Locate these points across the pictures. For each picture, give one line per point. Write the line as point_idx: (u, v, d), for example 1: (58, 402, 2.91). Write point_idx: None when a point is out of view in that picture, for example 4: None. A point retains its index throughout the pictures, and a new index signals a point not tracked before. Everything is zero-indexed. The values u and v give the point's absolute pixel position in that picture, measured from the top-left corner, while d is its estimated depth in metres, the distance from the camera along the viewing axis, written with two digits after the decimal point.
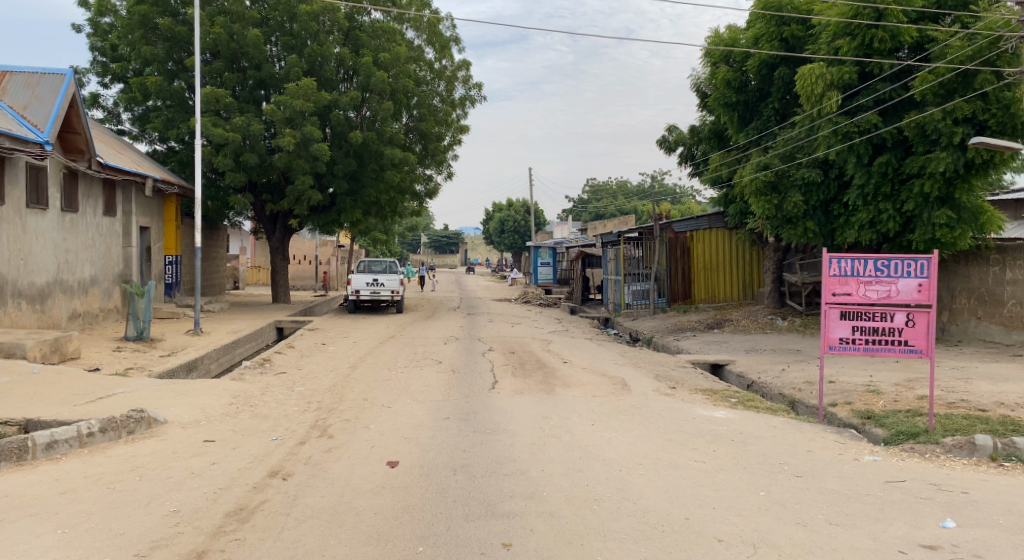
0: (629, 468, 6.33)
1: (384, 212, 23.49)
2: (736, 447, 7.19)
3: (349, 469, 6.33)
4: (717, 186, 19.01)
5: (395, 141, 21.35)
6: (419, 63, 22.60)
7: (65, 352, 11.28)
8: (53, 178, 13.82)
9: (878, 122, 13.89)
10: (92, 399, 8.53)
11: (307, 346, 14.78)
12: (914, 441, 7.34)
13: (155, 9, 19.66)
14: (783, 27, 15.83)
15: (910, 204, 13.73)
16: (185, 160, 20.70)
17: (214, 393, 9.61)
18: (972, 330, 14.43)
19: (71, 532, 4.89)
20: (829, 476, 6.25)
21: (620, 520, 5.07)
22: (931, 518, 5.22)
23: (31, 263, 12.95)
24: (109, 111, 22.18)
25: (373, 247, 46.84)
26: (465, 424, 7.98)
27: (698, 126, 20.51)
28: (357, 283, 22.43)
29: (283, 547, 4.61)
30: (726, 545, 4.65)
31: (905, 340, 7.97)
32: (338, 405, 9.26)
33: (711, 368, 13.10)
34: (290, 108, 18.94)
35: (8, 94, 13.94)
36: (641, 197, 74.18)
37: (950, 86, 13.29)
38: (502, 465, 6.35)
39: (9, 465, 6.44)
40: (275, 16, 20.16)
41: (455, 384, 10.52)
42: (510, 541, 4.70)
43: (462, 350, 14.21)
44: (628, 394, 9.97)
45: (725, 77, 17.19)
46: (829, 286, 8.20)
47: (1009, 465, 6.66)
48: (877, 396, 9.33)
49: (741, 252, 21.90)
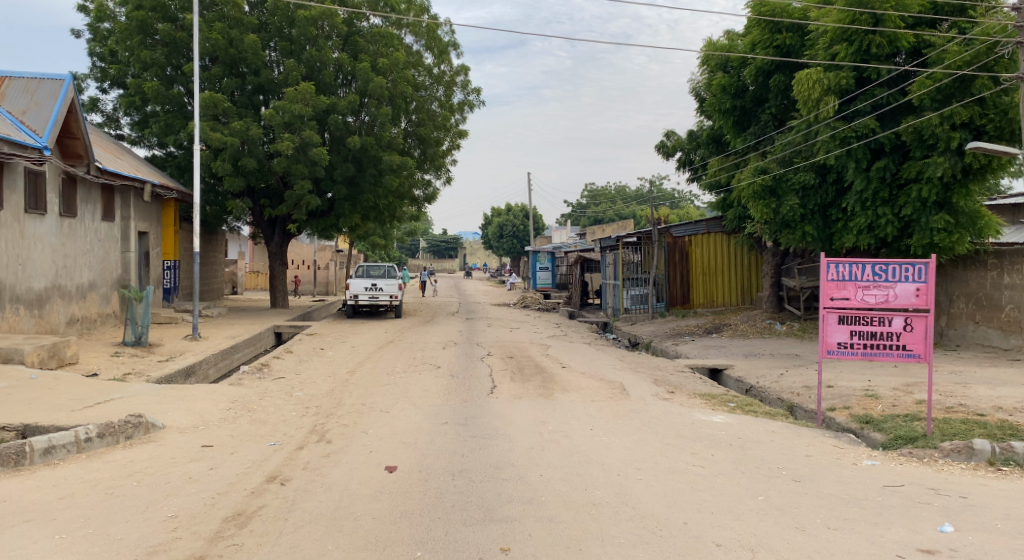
0: (627, 473, 6.33)
1: (384, 217, 23.57)
2: (734, 451, 7.19)
3: (348, 474, 6.33)
4: (715, 192, 19.01)
5: (394, 146, 21.34)
6: (418, 68, 22.69)
7: (64, 358, 11.29)
8: (53, 183, 13.86)
9: (876, 127, 13.94)
10: (90, 404, 8.53)
11: (306, 351, 14.78)
12: (912, 445, 7.36)
13: (154, 14, 19.71)
14: (776, 34, 15.94)
15: (908, 209, 13.75)
16: (183, 165, 20.80)
17: (213, 398, 9.61)
18: (970, 334, 14.44)
19: (69, 537, 4.88)
20: (828, 480, 6.25)
21: (619, 525, 5.06)
22: (929, 522, 5.22)
23: (30, 268, 12.98)
24: (109, 116, 22.23)
25: (372, 252, 46.78)
26: (464, 429, 7.97)
27: (697, 132, 20.57)
28: (356, 288, 22.44)
29: (281, 552, 4.62)
30: (725, 550, 4.66)
31: (903, 344, 7.99)
32: (337, 410, 9.26)
33: (710, 372, 13.10)
34: (289, 112, 18.94)
35: (7, 99, 13.97)
36: (640, 201, 74.26)
37: (947, 92, 13.41)
38: (500, 470, 6.36)
39: (6, 470, 6.43)
40: (274, 21, 20.13)
41: (454, 389, 10.53)
42: (509, 545, 4.70)
43: (461, 355, 14.21)
44: (627, 399, 9.97)
45: (722, 83, 17.28)
46: (827, 290, 8.26)
47: (1008, 469, 6.67)
48: (876, 400, 9.35)
49: (739, 254, 21.98)
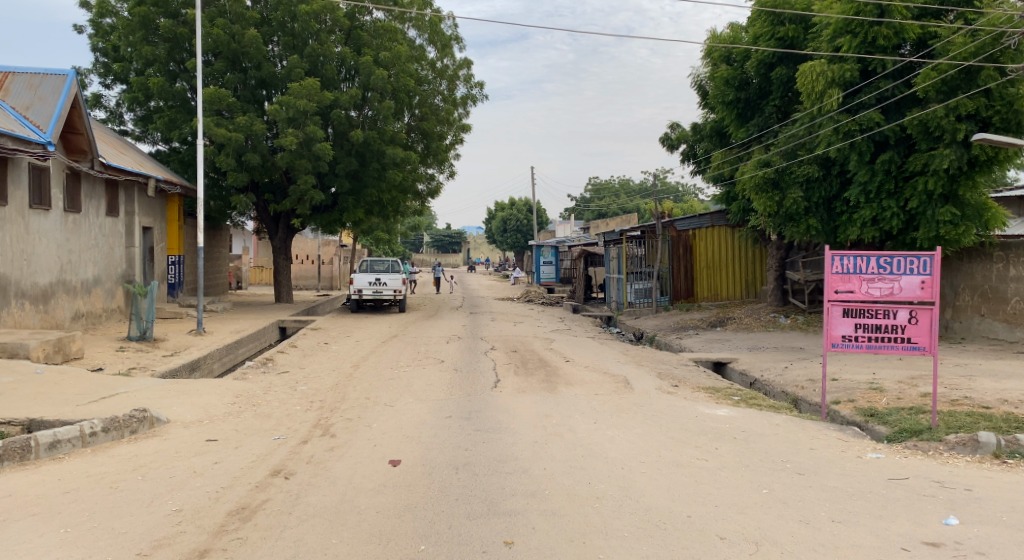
0: (631, 466, 6.33)
1: (386, 212, 23.48)
2: (738, 445, 7.18)
3: (351, 467, 6.37)
4: (718, 184, 18.96)
5: (397, 141, 21.31)
6: (420, 62, 22.56)
7: (68, 352, 11.32)
8: (57, 179, 13.84)
9: (881, 120, 13.82)
10: (95, 399, 8.57)
11: (309, 345, 14.81)
12: (916, 438, 7.32)
13: (155, 10, 19.66)
14: (779, 26, 16.00)
15: (913, 201, 13.69)
16: (186, 160, 20.86)
17: (217, 392, 9.63)
18: (975, 327, 14.35)
19: (74, 531, 4.90)
20: (832, 474, 6.23)
21: (622, 517, 5.07)
22: (934, 515, 5.21)
23: (35, 264, 13.00)
24: (112, 111, 22.30)
25: (375, 247, 46.65)
26: (468, 423, 7.99)
27: (699, 124, 20.46)
28: (359, 283, 22.37)
29: (284, 547, 4.61)
30: (728, 543, 4.65)
31: (907, 337, 7.95)
32: (340, 404, 9.27)
33: (714, 367, 13.01)
34: (293, 107, 18.86)
35: (9, 95, 14.01)
36: (642, 194, 74.14)
37: (952, 83, 13.22)
38: (504, 463, 6.35)
39: (11, 465, 6.45)
40: (277, 16, 20.16)
41: (458, 384, 10.49)
42: (512, 538, 4.71)
43: (463, 350, 14.20)
44: (631, 392, 9.96)
45: (724, 76, 17.28)
46: (831, 283, 8.16)
47: (1013, 461, 6.63)
48: (881, 393, 9.31)
49: (745, 248, 21.85)
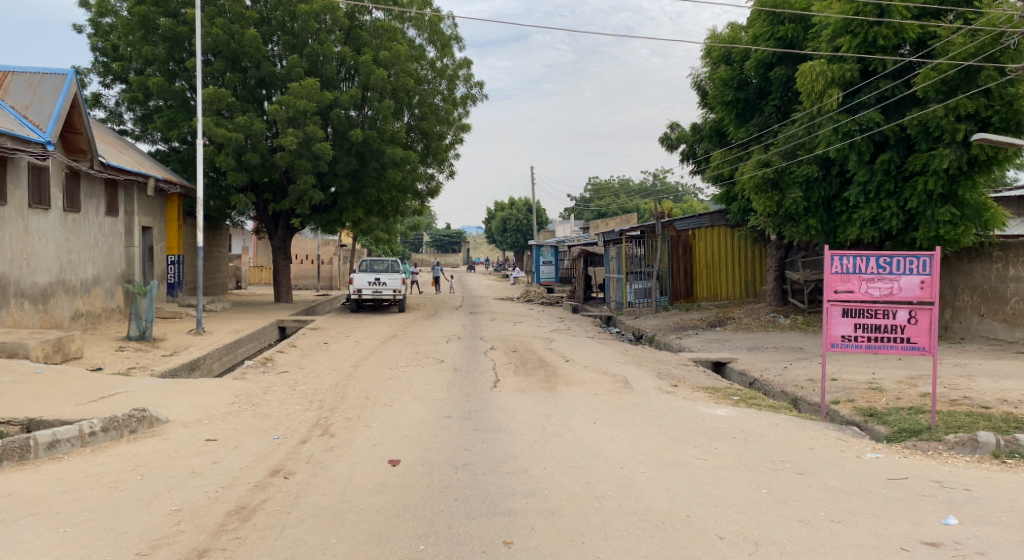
0: (630, 466, 6.33)
1: (386, 212, 23.48)
2: (737, 444, 7.18)
3: (351, 467, 6.37)
4: (718, 184, 18.94)
5: (396, 140, 21.30)
6: (420, 62, 22.57)
7: (67, 352, 11.31)
8: (56, 178, 13.83)
9: (880, 120, 13.82)
10: (94, 398, 8.56)
11: (309, 345, 14.79)
12: (916, 437, 7.32)
13: (155, 10, 19.64)
14: (778, 26, 15.99)
15: (913, 201, 13.69)
16: (185, 160, 20.83)
17: (216, 391, 9.63)
18: (974, 327, 14.35)
19: (73, 531, 4.89)
20: (831, 473, 6.23)
21: (622, 517, 5.06)
22: (933, 515, 5.21)
23: (34, 263, 12.98)
24: (111, 111, 22.29)
25: (374, 247, 46.67)
26: (467, 422, 7.99)
27: (699, 124, 20.46)
28: (359, 283, 22.37)
29: (283, 547, 4.61)
30: (727, 543, 4.65)
31: (907, 337, 7.95)
32: (340, 404, 9.26)
33: (714, 367, 13.01)
34: (292, 107, 18.85)
35: (9, 94, 14.01)
36: (642, 193, 74.13)
37: (951, 83, 13.22)
38: (503, 463, 6.35)
39: (10, 464, 6.44)
40: (277, 15, 20.16)
41: (457, 384, 10.49)
42: (512, 538, 4.70)
43: (463, 349, 14.20)
44: (630, 392, 9.96)
45: (724, 76, 17.29)
46: (831, 283, 8.15)
47: (1012, 461, 6.63)
48: (880, 393, 9.31)
49: (744, 248, 21.85)
